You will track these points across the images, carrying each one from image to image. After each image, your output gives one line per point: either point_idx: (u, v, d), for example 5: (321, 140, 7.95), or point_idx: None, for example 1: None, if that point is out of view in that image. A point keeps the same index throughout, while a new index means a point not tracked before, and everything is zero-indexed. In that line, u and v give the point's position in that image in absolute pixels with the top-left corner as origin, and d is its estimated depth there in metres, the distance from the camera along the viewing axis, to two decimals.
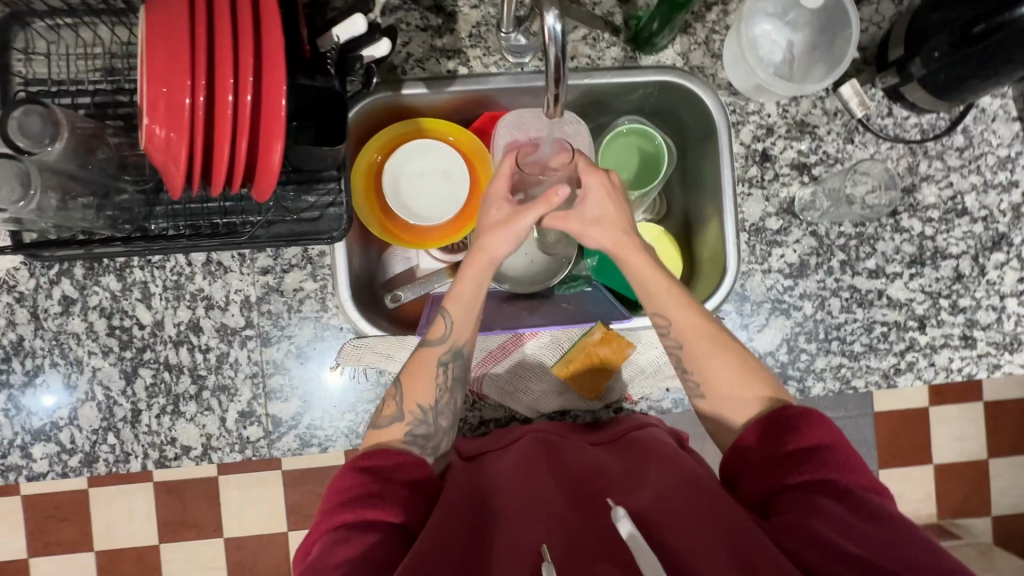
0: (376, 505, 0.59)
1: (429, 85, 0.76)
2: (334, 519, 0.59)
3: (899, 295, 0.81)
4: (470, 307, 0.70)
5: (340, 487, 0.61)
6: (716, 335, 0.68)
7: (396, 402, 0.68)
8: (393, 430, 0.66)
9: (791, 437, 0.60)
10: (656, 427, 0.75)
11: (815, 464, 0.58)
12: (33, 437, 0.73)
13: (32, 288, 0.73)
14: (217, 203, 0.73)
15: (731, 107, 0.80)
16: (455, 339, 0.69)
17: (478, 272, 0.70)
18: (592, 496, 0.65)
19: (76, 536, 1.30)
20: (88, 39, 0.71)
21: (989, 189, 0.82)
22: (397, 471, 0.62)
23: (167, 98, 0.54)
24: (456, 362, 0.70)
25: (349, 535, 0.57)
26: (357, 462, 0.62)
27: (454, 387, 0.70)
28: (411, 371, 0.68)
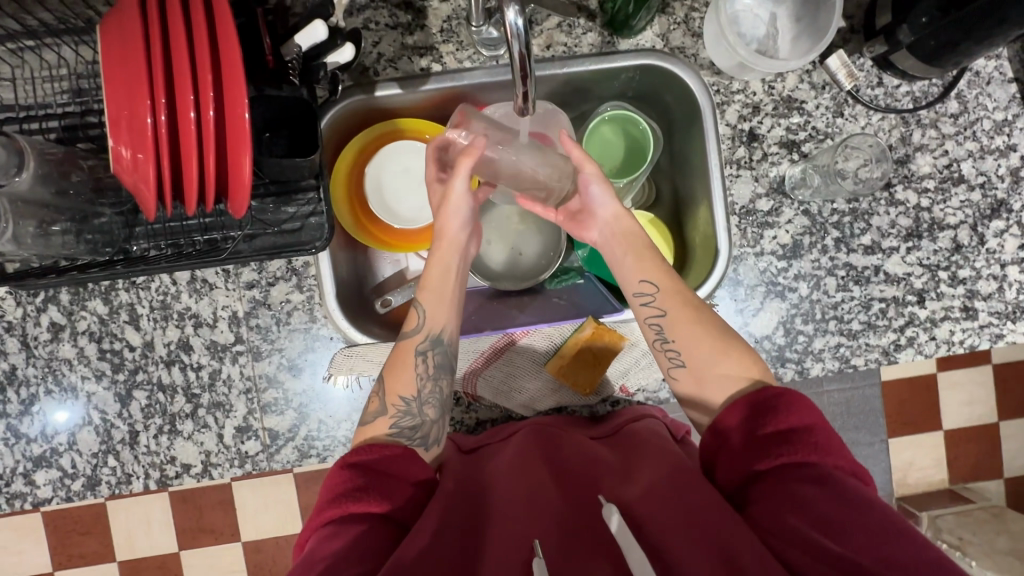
0: (361, 499, 0.56)
1: (402, 85, 0.74)
2: (322, 515, 0.56)
3: (896, 270, 0.79)
4: (443, 292, 0.70)
5: (328, 483, 0.58)
6: (695, 309, 0.67)
7: (379, 396, 0.65)
8: (378, 425, 0.64)
9: (772, 419, 0.57)
10: (653, 418, 0.75)
11: (796, 448, 0.56)
12: (34, 464, 0.73)
13: (20, 316, 0.73)
14: (196, 220, 0.72)
15: (715, 87, 0.78)
16: (431, 326, 0.68)
17: (444, 254, 0.71)
18: (584, 487, 0.64)
19: (96, 550, 1.33)
20: (52, 61, 0.70)
21: (987, 155, 0.79)
22: (385, 464, 0.59)
23: (129, 118, 0.54)
24: (434, 351, 0.68)
25: (336, 531, 0.55)
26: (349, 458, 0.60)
27: (436, 376, 0.68)
28: (392, 364, 0.67)
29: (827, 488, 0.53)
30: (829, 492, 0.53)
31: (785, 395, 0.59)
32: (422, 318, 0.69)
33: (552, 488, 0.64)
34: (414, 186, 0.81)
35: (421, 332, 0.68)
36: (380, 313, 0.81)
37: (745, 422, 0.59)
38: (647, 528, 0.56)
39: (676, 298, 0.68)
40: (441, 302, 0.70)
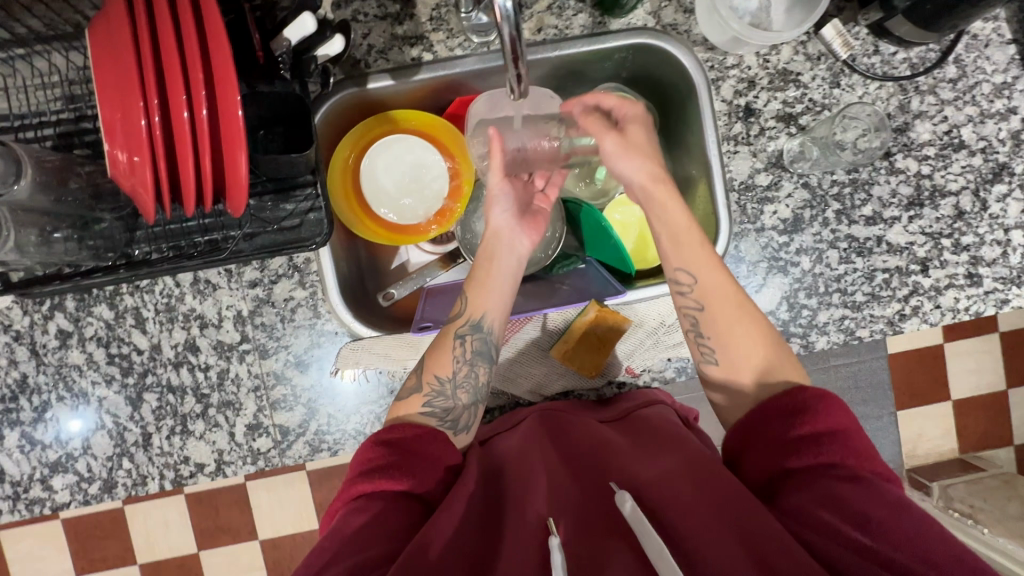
0: (388, 479, 0.58)
1: (394, 76, 0.74)
2: (351, 489, 0.58)
3: (898, 240, 0.79)
4: (487, 283, 0.72)
5: (359, 458, 0.60)
6: (740, 302, 0.68)
7: (416, 373, 0.68)
8: (411, 402, 0.66)
9: (804, 420, 0.58)
10: (663, 404, 0.75)
11: (828, 448, 0.57)
12: (51, 469, 0.74)
13: (28, 325, 0.73)
14: (196, 222, 0.72)
15: (709, 63, 0.77)
16: (473, 312, 0.70)
17: (489, 247, 0.74)
18: (598, 469, 0.65)
19: (118, 554, 1.35)
20: (43, 69, 0.70)
21: (987, 119, 0.78)
22: (411, 445, 0.61)
23: (124, 120, 0.54)
24: (474, 337, 0.70)
25: (365, 504, 0.56)
26: (380, 436, 0.61)
27: (474, 361, 0.70)
28: (434, 348, 0.69)
29: (859, 489, 0.54)
30: (864, 492, 0.54)
31: (821, 397, 0.60)
32: (465, 304, 0.71)
33: (567, 477, 0.64)
34: (414, 178, 0.82)
35: (463, 317, 0.70)
36: (382, 305, 0.81)
37: (776, 423, 0.60)
38: (661, 510, 0.57)
39: (721, 286, 0.68)
40: (484, 293, 0.71)
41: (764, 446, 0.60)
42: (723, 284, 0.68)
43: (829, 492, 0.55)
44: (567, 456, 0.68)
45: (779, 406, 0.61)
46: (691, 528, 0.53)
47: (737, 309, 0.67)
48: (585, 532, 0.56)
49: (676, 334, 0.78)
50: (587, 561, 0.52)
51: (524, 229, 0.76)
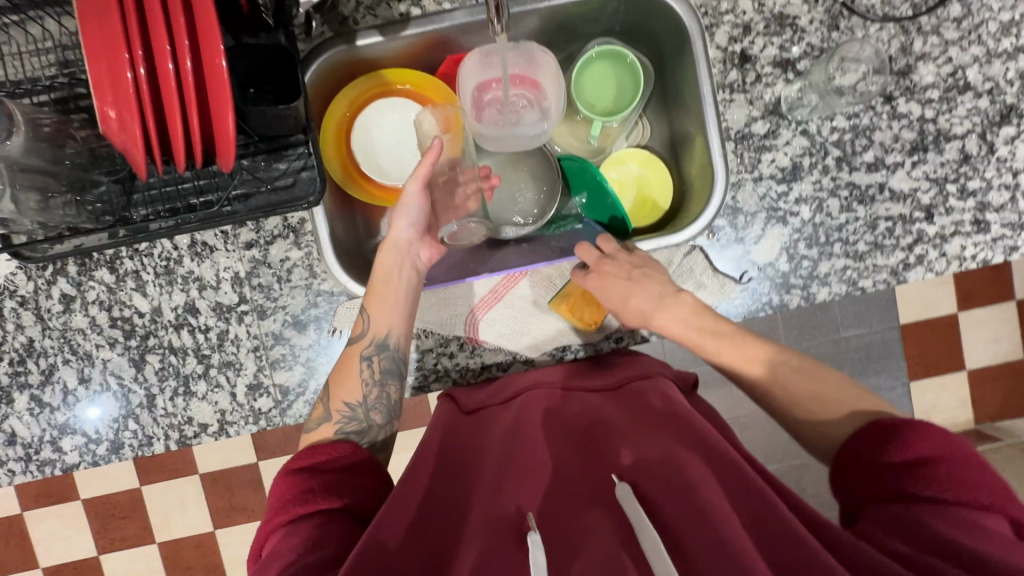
0: (311, 499, 0.57)
1: (383, 32, 0.73)
2: (275, 522, 0.57)
3: (902, 186, 0.77)
4: (387, 300, 0.71)
5: (278, 490, 0.59)
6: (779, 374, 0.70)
7: (323, 402, 0.69)
8: (322, 431, 0.67)
9: (894, 446, 0.56)
10: (663, 381, 0.71)
11: (920, 475, 0.53)
12: (60, 431, 0.76)
13: (32, 290, 0.75)
14: (191, 183, 0.73)
15: (703, 9, 0.75)
16: (375, 332, 0.70)
17: (388, 262, 0.72)
18: (597, 451, 0.64)
19: (136, 532, 1.37)
20: (37, 35, 0.70)
21: (993, 59, 0.76)
22: (331, 464, 0.61)
23: (109, 71, 0.53)
24: (381, 355, 0.71)
25: (289, 532, 0.55)
26: (291, 466, 0.61)
27: (383, 381, 0.71)
28: (338, 371, 0.70)
29: (939, 516, 0.50)
30: (943, 519, 0.50)
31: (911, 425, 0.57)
32: (368, 326, 0.71)
33: (565, 457, 0.64)
34: (407, 141, 0.82)
35: (367, 338, 0.70)
36: None
37: (859, 460, 0.59)
38: (650, 493, 0.57)
39: (759, 365, 0.71)
40: (386, 310, 0.71)
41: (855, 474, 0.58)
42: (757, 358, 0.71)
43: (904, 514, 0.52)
44: (566, 433, 0.68)
45: (859, 442, 0.59)
46: (677, 511, 0.53)
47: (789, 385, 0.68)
48: (570, 513, 0.57)
49: None
50: (572, 544, 0.53)
51: (424, 245, 0.76)
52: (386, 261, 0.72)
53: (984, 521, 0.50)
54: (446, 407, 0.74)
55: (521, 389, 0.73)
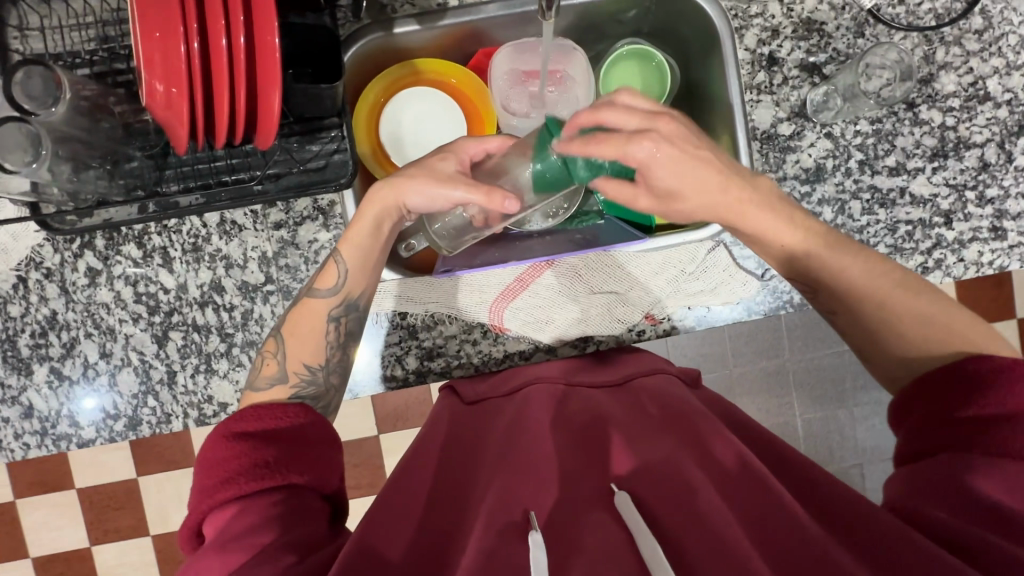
0: (265, 476, 0.53)
1: (420, 21, 0.75)
2: (220, 497, 0.52)
3: (922, 191, 0.78)
4: (368, 256, 0.66)
5: (219, 461, 0.53)
6: (873, 282, 0.63)
7: (278, 360, 0.64)
8: (275, 392, 0.62)
9: (972, 400, 0.54)
10: (665, 372, 0.74)
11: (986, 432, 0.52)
12: (78, 405, 0.76)
13: (58, 262, 0.74)
14: (224, 162, 0.73)
15: (733, 11, 0.77)
16: (348, 290, 0.66)
17: (385, 211, 0.65)
18: (596, 445, 0.62)
19: (127, 525, 1.31)
20: (78, 9, 0.71)
21: (1013, 71, 0.78)
22: (284, 431, 0.57)
23: (161, 47, 0.54)
24: (349, 317, 0.67)
25: (241, 508, 0.51)
26: (231, 430, 0.56)
27: (346, 344, 0.67)
28: (296, 321, 0.65)
29: (1004, 473, 0.49)
30: (996, 480, 0.49)
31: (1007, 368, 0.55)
32: (341, 281, 0.65)
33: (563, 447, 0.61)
34: (433, 129, 0.82)
35: (337, 298, 0.65)
36: (403, 257, 0.77)
37: (934, 405, 0.57)
38: (645, 487, 0.54)
39: (858, 275, 0.63)
40: (363, 270, 0.66)
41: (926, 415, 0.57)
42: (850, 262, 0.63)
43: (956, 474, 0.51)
44: (564, 425, 0.65)
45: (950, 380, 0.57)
46: (673, 503, 0.50)
47: (887, 297, 0.63)
48: (562, 499, 0.54)
49: (696, 283, 0.78)
50: (561, 531, 0.50)
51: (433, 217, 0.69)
52: (374, 215, 0.65)
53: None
54: (446, 399, 0.75)
55: (523, 382, 0.74)
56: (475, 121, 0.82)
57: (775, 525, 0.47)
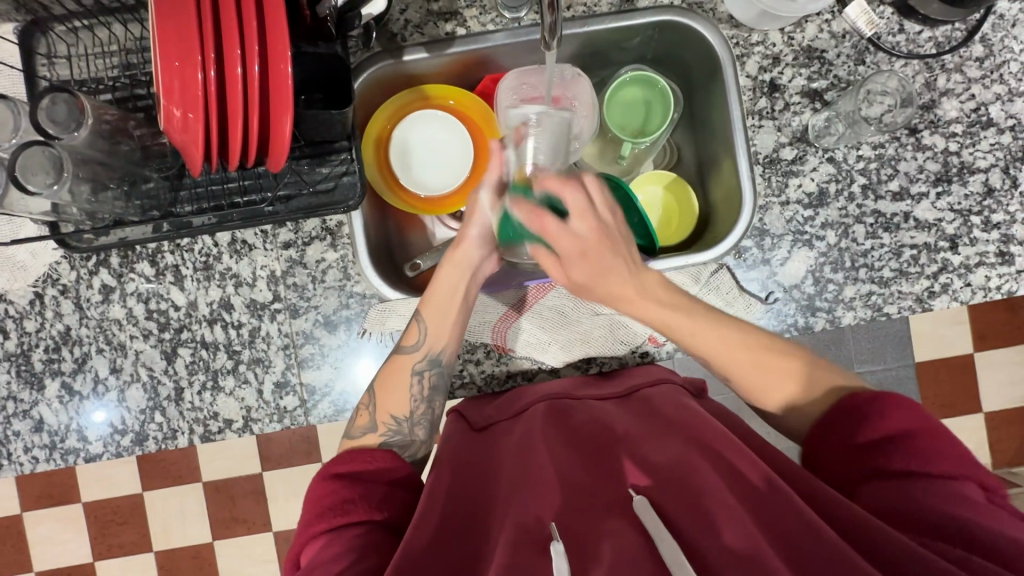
0: (349, 510, 0.59)
1: (428, 49, 0.77)
2: (314, 529, 0.58)
3: (926, 216, 0.78)
4: (445, 310, 0.73)
5: (314, 497, 0.61)
6: (729, 354, 0.69)
7: (369, 412, 0.70)
8: (369, 439, 0.69)
9: (870, 425, 0.59)
10: (668, 383, 0.74)
11: (894, 452, 0.57)
12: (85, 420, 0.77)
13: (74, 279, 0.76)
14: (236, 184, 0.75)
15: (735, 40, 0.79)
16: (430, 346, 0.72)
17: (455, 263, 0.74)
18: (606, 454, 0.64)
19: (128, 543, 1.30)
20: (104, 39, 0.74)
21: (1015, 98, 0.78)
22: (370, 474, 0.64)
23: (180, 74, 0.56)
24: (431, 371, 0.73)
25: (331, 538, 0.57)
26: (332, 469, 0.63)
27: (431, 397, 0.73)
28: (388, 380, 0.72)
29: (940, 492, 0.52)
30: (936, 495, 0.51)
31: (879, 399, 0.61)
32: (422, 335, 0.72)
33: (574, 459, 0.63)
34: (440, 153, 0.83)
35: (420, 352, 0.72)
36: (409, 277, 0.84)
37: (841, 432, 0.62)
38: (661, 496, 0.55)
39: (741, 362, 0.69)
40: (441, 323, 0.73)
41: (835, 450, 0.61)
42: (736, 357, 0.69)
43: (894, 494, 0.54)
44: (571, 435, 0.67)
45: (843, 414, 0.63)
46: (687, 511, 0.52)
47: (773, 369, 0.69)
48: (579, 512, 0.56)
49: None
50: (582, 542, 0.51)
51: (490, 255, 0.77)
52: (451, 276, 0.74)
53: (966, 490, 0.51)
54: (456, 425, 0.75)
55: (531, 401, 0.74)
56: (477, 140, 0.84)
57: (784, 518, 0.48)
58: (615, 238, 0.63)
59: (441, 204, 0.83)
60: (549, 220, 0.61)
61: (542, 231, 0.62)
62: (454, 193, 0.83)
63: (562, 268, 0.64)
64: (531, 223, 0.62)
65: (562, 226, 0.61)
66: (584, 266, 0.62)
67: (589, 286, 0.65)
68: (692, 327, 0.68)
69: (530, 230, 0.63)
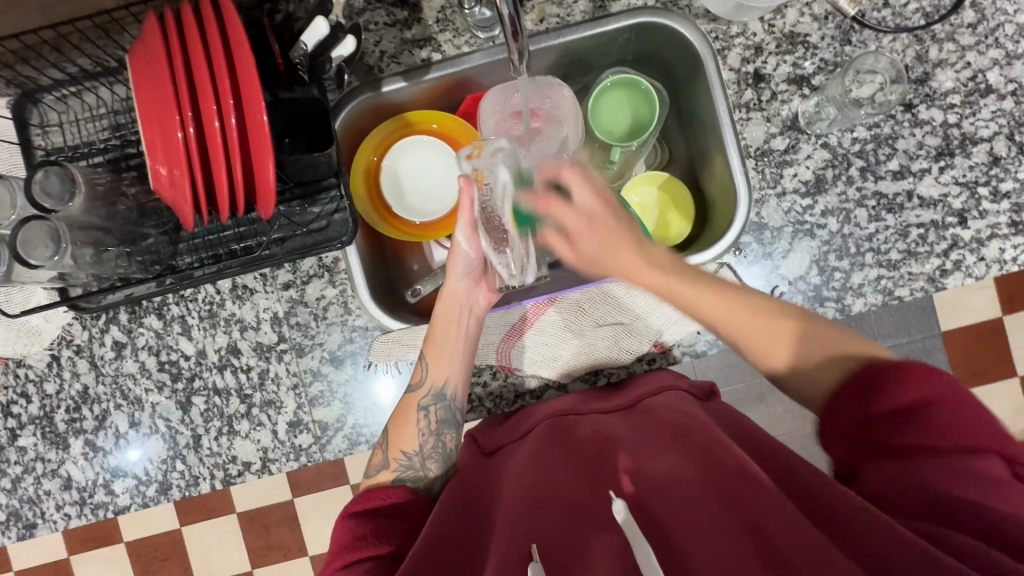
0: (362, 546, 0.60)
1: (406, 78, 0.77)
2: (332, 566, 0.60)
3: (930, 192, 0.76)
4: (444, 351, 0.73)
5: (337, 538, 0.62)
6: (731, 322, 0.65)
7: (383, 450, 0.71)
8: (381, 477, 0.69)
9: (879, 396, 0.56)
10: (674, 389, 0.73)
11: (918, 422, 0.53)
12: (112, 474, 0.79)
13: (87, 339, 0.79)
14: (232, 231, 0.76)
15: (713, 34, 0.78)
16: (433, 380, 0.73)
17: (445, 305, 0.74)
18: (601, 470, 0.64)
19: None
20: (92, 103, 0.76)
21: (1014, 61, 0.75)
22: (386, 509, 0.65)
23: (163, 134, 0.57)
24: (438, 405, 0.73)
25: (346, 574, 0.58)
26: (348, 510, 0.65)
27: (440, 430, 0.72)
28: (399, 418, 0.73)
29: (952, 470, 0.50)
30: (944, 471, 0.50)
31: (901, 367, 0.56)
32: (425, 372, 0.73)
33: (570, 477, 0.64)
34: (429, 178, 0.84)
35: (424, 387, 0.73)
36: (411, 302, 0.84)
37: (848, 412, 0.58)
38: (650, 508, 0.56)
39: (731, 314, 0.65)
40: (443, 359, 0.73)
41: (846, 429, 0.58)
42: (738, 321, 0.65)
43: (901, 479, 0.52)
44: (571, 454, 0.67)
45: (855, 382, 0.58)
46: (679, 529, 0.52)
47: (748, 327, 0.65)
48: (570, 527, 0.57)
49: None
50: (567, 560, 0.52)
51: (481, 286, 0.77)
52: (443, 315, 0.74)
53: (988, 466, 0.50)
54: (468, 449, 0.75)
55: (535, 420, 0.74)
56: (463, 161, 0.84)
57: (772, 526, 0.48)
58: (622, 221, 0.69)
59: (439, 229, 0.83)
60: (557, 202, 0.69)
61: (551, 212, 0.70)
62: (449, 218, 0.83)
63: (571, 246, 0.70)
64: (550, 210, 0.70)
65: (567, 205, 0.69)
66: (593, 239, 0.69)
67: (597, 261, 0.70)
68: (692, 286, 0.66)
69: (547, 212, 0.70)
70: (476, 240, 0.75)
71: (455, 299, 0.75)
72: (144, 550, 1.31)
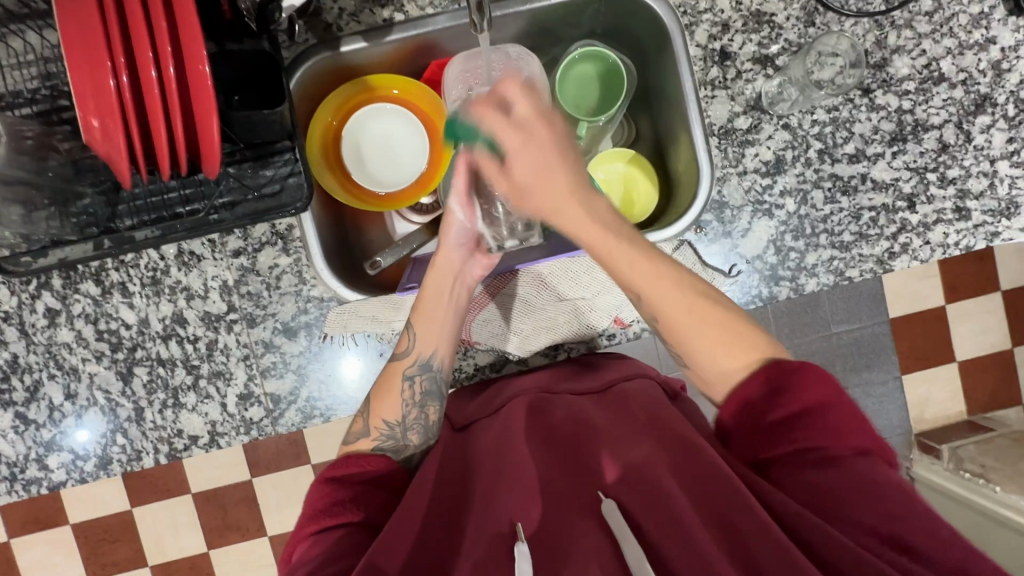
0: (338, 513, 0.59)
1: (366, 37, 0.74)
2: (302, 532, 0.59)
3: (883, 176, 0.78)
4: (439, 326, 0.72)
5: (309, 501, 0.62)
6: (654, 295, 0.64)
7: (364, 418, 0.70)
8: (362, 444, 0.68)
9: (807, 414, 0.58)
10: (645, 377, 0.74)
11: (829, 445, 0.57)
12: (46, 449, 0.75)
13: (16, 305, 0.73)
14: (177, 193, 0.71)
15: (682, 8, 0.77)
16: (419, 351, 0.71)
17: (440, 281, 0.72)
18: (578, 452, 0.65)
19: (119, 561, 1.27)
20: (19, 48, 0.69)
21: (966, 51, 0.78)
22: (363, 477, 0.64)
23: (90, 79, 0.53)
24: (423, 376, 0.72)
25: (316, 540, 0.58)
26: (324, 474, 0.64)
27: (423, 402, 0.71)
28: (380, 389, 0.71)
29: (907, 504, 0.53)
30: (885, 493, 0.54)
31: (800, 369, 0.59)
32: (412, 343, 0.72)
33: (548, 461, 0.64)
34: (394, 147, 0.81)
35: (410, 356, 0.71)
36: (370, 275, 0.81)
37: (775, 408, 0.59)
38: (626, 497, 0.58)
39: (669, 299, 0.64)
40: (432, 328, 0.72)
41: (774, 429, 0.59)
42: (666, 295, 0.64)
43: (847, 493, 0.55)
44: (546, 436, 0.67)
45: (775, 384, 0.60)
46: (660, 523, 0.54)
47: (673, 310, 0.64)
48: (550, 511, 0.58)
49: None
50: (549, 547, 0.54)
51: (479, 256, 0.75)
52: (436, 282, 0.72)
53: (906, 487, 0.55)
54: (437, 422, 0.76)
55: (508, 397, 0.73)
56: (428, 129, 0.81)
57: (748, 529, 0.51)
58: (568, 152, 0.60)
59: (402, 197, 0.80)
60: (500, 122, 0.60)
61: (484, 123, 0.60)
62: (410, 191, 0.81)
63: (505, 172, 0.61)
64: (485, 122, 0.60)
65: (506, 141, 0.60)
66: (528, 169, 0.60)
67: (529, 191, 0.61)
68: (632, 264, 0.63)
69: (485, 132, 0.60)
70: (472, 211, 0.72)
71: (451, 275, 0.73)
72: (91, 528, 1.26)
